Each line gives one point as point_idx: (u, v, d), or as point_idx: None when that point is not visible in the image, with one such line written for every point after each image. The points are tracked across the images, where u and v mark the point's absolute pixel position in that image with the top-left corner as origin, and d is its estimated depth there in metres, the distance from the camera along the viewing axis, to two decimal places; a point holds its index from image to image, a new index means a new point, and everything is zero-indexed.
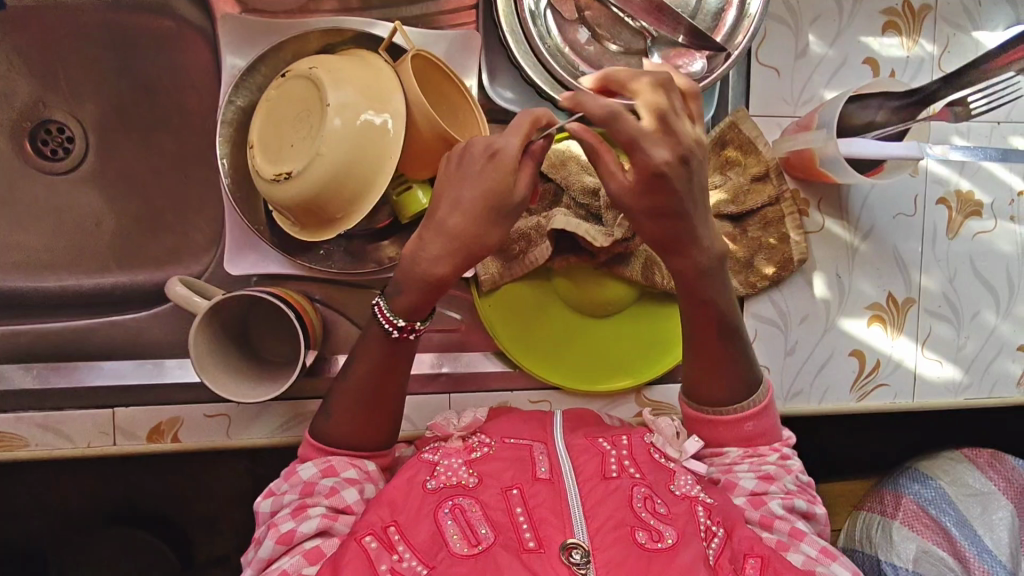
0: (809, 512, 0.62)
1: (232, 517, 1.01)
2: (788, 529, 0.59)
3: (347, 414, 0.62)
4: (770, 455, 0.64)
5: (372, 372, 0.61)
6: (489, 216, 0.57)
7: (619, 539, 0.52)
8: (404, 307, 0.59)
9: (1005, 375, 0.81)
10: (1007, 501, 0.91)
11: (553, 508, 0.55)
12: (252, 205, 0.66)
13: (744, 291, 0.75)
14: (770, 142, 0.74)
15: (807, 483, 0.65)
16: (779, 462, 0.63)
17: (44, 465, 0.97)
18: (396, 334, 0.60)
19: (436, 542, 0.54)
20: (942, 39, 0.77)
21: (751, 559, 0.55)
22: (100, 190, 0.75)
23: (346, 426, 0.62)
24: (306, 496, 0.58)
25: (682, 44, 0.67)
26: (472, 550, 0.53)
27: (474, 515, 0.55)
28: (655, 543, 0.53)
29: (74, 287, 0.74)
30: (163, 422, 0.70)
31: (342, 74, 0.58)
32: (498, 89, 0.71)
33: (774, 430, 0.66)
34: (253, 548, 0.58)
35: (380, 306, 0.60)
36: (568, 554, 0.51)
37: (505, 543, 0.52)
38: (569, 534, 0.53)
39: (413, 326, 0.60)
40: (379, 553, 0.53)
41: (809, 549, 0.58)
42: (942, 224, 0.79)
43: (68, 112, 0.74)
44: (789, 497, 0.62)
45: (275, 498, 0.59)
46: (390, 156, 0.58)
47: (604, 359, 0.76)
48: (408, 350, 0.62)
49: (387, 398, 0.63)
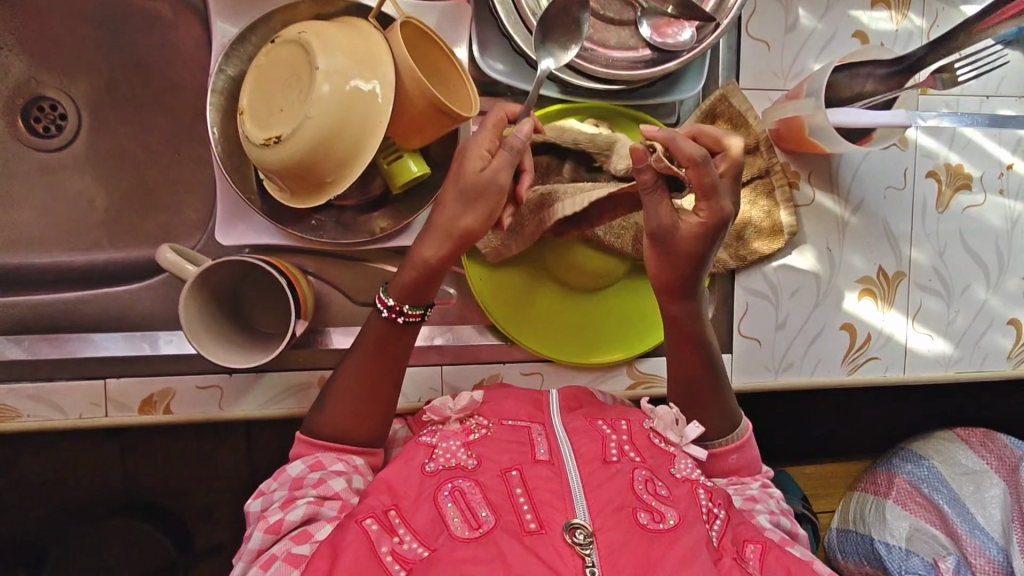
0: (793, 532, 0.65)
1: (229, 506, 1.01)
2: (780, 534, 0.61)
3: (342, 396, 0.63)
4: (754, 484, 0.67)
5: (371, 351, 0.63)
6: (463, 200, 0.59)
7: (621, 522, 0.52)
8: (398, 288, 0.62)
9: (995, 349, 0.81)
10: (1000, 479, 0.91)
11: (555, 489, 0.53)
12: (244, 174, 0.67)
13: (735, 264, 0.75)
14: (758, 114, 0.74)
15: (789, 510, 0.68)
16: (761, 490, 0.67)
17: (37, 450, 0.96)
18: (387, 313, 0.63)
19: (436, 525, 0.52)
20: (930, 12, 0.77)
21: (752, 544, 0.57)
22: (90, 166, 0.72)
23: (342, 406, 0.62)
24: (294, 490, 0.58)
25: (672, 14, 0.67)
26: (473, 533, 0.51)
27: (474, 497, 0.53)
28: (658, 524, 0.52)
29: (63, 262, 0.72)
30: (155, 393, 0.70)
31: (332, 39, 0.58)
32: (488, 60, 0.70)
33: (754, 465, 0.70)
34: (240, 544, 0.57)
35: (378, 292, 0.63)
36: (572, 534, 0.50)
37: (505, 526, 0.51)
38: (571, 514, 0.52)
39: (402, 308, 0.62)
40: (381, 535, 0.53)
41: (801, 548, 0.60)
42: (931, 198, 0.79)
43: (61, 89, 0.71)
44: (774, 514, 0.64)
45: (266, 497, 0.58)
46: (380, 123, 0.59)
47: (595, 332, 0.76)
48: (405, 338, 0.64)
49: (383, 385, 0.64)
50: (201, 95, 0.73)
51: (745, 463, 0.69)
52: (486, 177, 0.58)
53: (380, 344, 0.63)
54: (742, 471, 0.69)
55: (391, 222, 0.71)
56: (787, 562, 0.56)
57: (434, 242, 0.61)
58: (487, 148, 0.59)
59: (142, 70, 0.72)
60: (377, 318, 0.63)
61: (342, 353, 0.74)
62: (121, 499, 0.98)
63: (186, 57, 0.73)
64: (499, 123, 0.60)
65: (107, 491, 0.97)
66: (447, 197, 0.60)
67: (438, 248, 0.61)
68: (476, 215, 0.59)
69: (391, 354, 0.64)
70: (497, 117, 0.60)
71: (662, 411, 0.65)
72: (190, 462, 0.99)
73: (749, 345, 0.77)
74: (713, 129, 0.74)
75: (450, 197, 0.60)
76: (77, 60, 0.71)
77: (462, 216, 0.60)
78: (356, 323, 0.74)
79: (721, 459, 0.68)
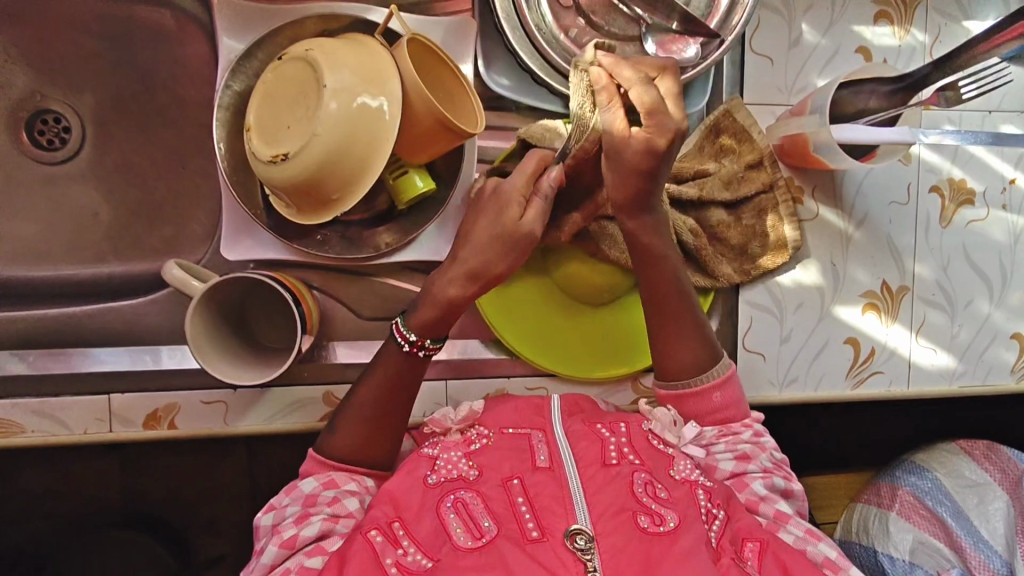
0: (787, 489, 0.63)
1: (230, 518, 1.00)
2: (773, 512, 0.60)
3: (352, 427, 0.61)
4: (744, 433, 0.64)
5: (389, 381, 0.63)
6: (497, 245, 0.61)
7: (621, 526, 0.52)
8: (419, 324, 0.62)
9: (1000, 363, 0.81)
10: (1004, 492, 0.91)
11: (556, 496, 0.54)
12: (250, 190, 0.67)
13: (739, 278, 0.75)
14: (763, 129, 0.75)
15: (783, 459, 0.66)
16: (753, 440, 0.64)
17: (38, 464, 0.96)
18: (408, 348, 0.62)
19: (439, 535, 0.53)
20: (933, 28, 0.78)
21: (750, 543, 0.55)
22: (95, 180, 0.72)
23: (357, 432, 0.61)
24: (308, 506, 0.57)
25: (676, 31, 0.67)
26: (476, 543, 0.51)
27: (476, 508, 0.54)
28: (658, 527, 0.52)
29: (68, 276, 0.72)
30: (160, 408, 0.70)
31: (339, 57, 0.58)
32: (494, 76, 0.72)
33: (741, 406, 0.66)
34: (253, 557, 0.57)
35: (397, 325, 0.63)
36: (574, 540, 0.50)
37: (507, 534, 0.51)
38: (571, 521, 0.52)
39: (423, 343, 0.62)
40: (385, 547, 0.52)
41: (796, 530, 0.59)
42: (935, 212, 0.79)
43: (66, 103, 0.71)
44: (767, 475, 0.63)
45: (277, 511, 0.58)
46: (387, 140, 0.59)
47: (603, 346, 0.76)
48: (419, 369, 0.64)
49: (394, 415, 0.63)
50: (207, 109, 0.73)
51: (730, 402, 0.66)
52: (524, 225, 0.60)
53: (397, 374, 0.63)
54: (729, 412, 0.65)
55: (396, 237, 0.71)
56: (785, 559, 0.54)
57: (461, 281, 0.61)
58: (521, 195, 0.61)
59: (148, 84, 0.72)
60: (395, 351, 0.63)
61: (346, 367, 0.73)
62: (123, 512, 0.97)
63: (191, 72, 0.73)
64: (536, 170, 0.61)
65: (109, 505, 0.97)
66: (476, 236, 0.61)
67: (465, 287, 0.61)
68: (504, 257, 0.61)
69: (408, 383, 0.63)
70: (533, 165, 0.61)
71: (659, 412, 0.64)
72: (192, 476, 0.98)
73: (753, 360, 0.77)
74: (717, 145, 0.74)
75: (481, 237, 0.61)
76: (83, 74, 0.72)
77: (492, 257, 0.61)
78: (361, 336, 0.74)
79: (703, 399, 0.65)
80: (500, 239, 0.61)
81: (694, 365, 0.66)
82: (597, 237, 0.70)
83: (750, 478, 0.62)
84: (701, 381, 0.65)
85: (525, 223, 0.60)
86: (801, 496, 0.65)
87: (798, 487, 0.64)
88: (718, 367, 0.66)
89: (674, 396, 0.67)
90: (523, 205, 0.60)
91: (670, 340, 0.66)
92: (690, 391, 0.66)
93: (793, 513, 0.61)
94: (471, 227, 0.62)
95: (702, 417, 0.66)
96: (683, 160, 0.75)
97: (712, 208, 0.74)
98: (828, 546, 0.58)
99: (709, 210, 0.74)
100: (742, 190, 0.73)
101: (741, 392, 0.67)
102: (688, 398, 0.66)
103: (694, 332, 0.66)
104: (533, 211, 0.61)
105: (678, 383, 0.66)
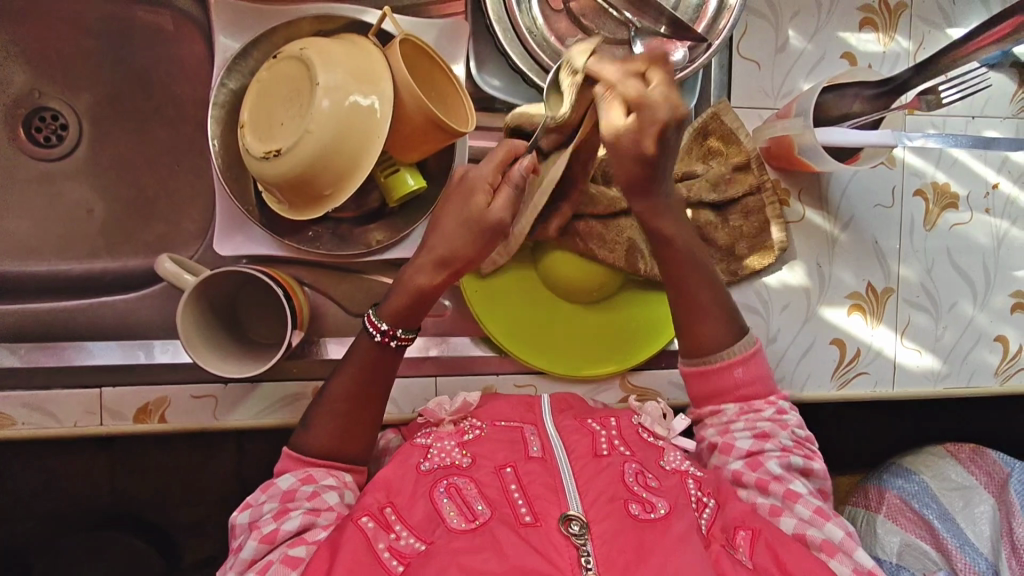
0: (806, 468, 0.64)
1: (220, 519, 1.00)
2: (783, 491, 0.60)
3: (327, 422, 0.62)
4: (766, 411, 0.65)
5: (357, 375, 0.63)
6: (466, 231, 0.62)
7: (612, 513, 0.52)
8: (391, 314, 0.63)
9: (983, 365, 0.82)
10: (989, 495, 0.91)
11: (548, 483, 0.54)
12: (243, 186, 0.68)
13: (726, 278, 0.76)
14: (750, 131, 0.76)
15: (805, 438, 0.66)
16: (774, 417, 0.65)
17: (30, 460, 0.96)
18: (379, 338, 0.63)
19: (432, 520, 0.53)
20: (917, 35, 0.79)
21: (742, 530, 0.56)
22: (91, 176, 0.73)
23: (329, 429, 0.62)
24: (286, 501, 0.58)
25: (664, 34, 0.68)
26: (470, 525, 0.52)
27: (469, 493, 0.54)
28: (649, 513, 0.53)
29: (62, 271, 0.73)
30: (150, 402, 0.69)
31: (332, 57, 0.59)
32: (485, 76, 0.73)
33: (765, 382, 0.66)
34: (231, 556, 0.56)
35: (368, 316, 0.63)
36: (568, 525, 0.51)
37: (501, 518, 0.52)
38: (564, 508, 0.52)
39: (395, 331, 0.63)
40: (377, 532, 0.53)
41: (803, 509, 0.59)
42: (919, 216, 0.80)
43: (65, 101, 0.73)
44: (784, 454, 0.63)
45: (253, 508, 0.58)
46: (377, 138, 0.60)
47: (589, 346, 0.77)
48: (391, 361, 0.64)
49: (367, 411, 0.63)
50: (202, 107, 0.74)
51: (754, 379, 0.66)
52: (490, 214, 0.61)
53: (367, 368, 0.63)
54: (751, 388, 0.66)
55: (387, 234, 0.72)
56: (776, 546, 0.55)
57: (430, 268, 0.62)
58: (489, 180, 0.62)
59: (143, 83, 0.73)
60: (366, 342, 0.64)
61: (336, 363, 0.74)
62: (110, 510, 0.97)
63: (187, 70, 0.74)
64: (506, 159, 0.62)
65: (98, 503, 0.97)
66: (443, 226, 0.62)
67: (434, 274, 0.63)
68: (468, 242, 0.62)
69: (379, 376, 0.64)
70: (502, 155, 0.62)
71: (648, 407, 0.66)
72: (182, 476, 0.99)
73: None
74: (706, 146, 0.76)
75: (449, 224, 0.62)
76: (81, 73, 0.73)
77: (459, 245, 0.62)
78: (350, 334, 0.75)
79: (724, 375, 0.66)
80: (466, 225, 0.62)
81: (720, 344, 0.66)
82: (584, 236, 0.71)
83: (766, 457, 0.62)
84: (726, 358, 0.65)
85: (493, 211, 0.61)
86: (821, 475, 0.65)
87: (818, 466, 0.64)
88: (744, 341, 0.66)
89: (698, 371, 0.67)
90: (490, 192, 0.62)
91: (693, 318, 0.66)
92: (715, 365, 0.66)
93: (804, 492, 0.61)
94: (438, 218, 0.63)
95: (726, 395, 0.66)
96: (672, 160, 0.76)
97: (699, 209, 0.75)
98: (835, 527, 0.58)
99: (697, 210, 0.75)
100: (728, 192, 0.74)
101: (766, 368, 0.67)
102: (712, 374, 0.66)
103: (717, 306, 0.66)
104: (501, 198, 0.61)
105: (701, 358, 0.66)
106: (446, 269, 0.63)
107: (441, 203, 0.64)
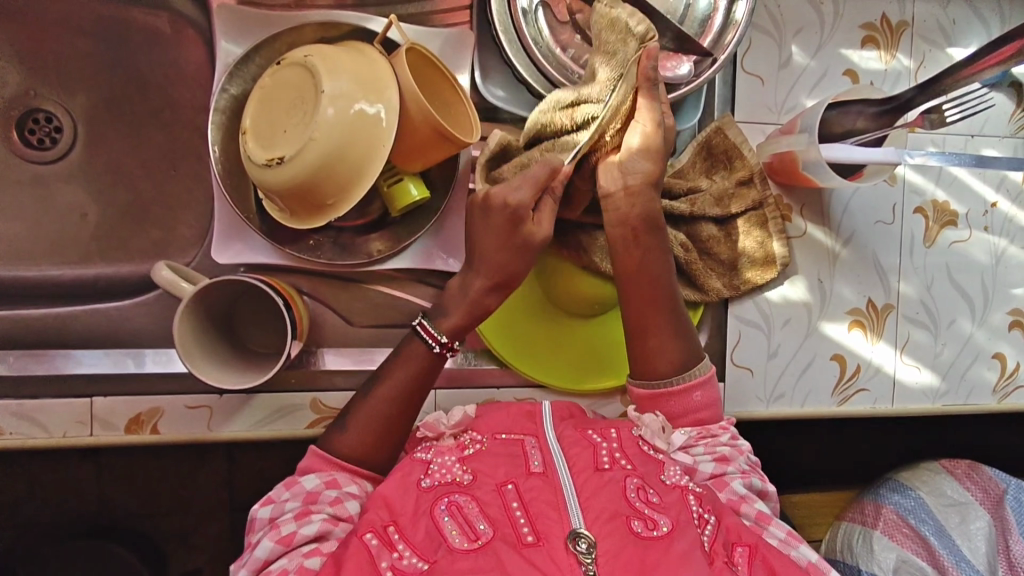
0: (764, 490, 0.64)
1: (208, 530, 0.98)
2: (755, 513, 0.60)
3: (363, 429, 0.61)
4: (722, 435, 0.65)
5: (405, 382, 0.63)
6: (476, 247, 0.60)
7: (615, 531, 0.51)
8: (450, 326, 0.63)
9: (981, 382, 0.82)
10: (985, 511, 0.92)
11: (550, 500, 0.53)
12: (242, 193, 0.67)
13: (728, 293, 0.75)
14: (753, 147, 0.76)
15: (756, 462, 0.67)
16: (731, 442, 0.65)
17: (14, 470, 0.93)
18: (438, 350, 0.63)
19: (434, 538, 0.52)
20: (918, 54, 0.80)
21: (740, 548, 0.56)
22: (84, 180, 0.71)
23: (366, 430, 0.61)
24: (309, 503, 0.56)
25: (669, 49, 0.69)
26: (472, 545, 0.51)
27: (471, 511, 0.53)
28: (651, 531, 0.52)
29: (52, 276, 0.71)
30: (143, 412, 0.69)
31: (338, 64, 0.58)
32: (490, 87, 0.72)
33: (716, 407, 0.67)
34: (246, 551, 0.55)
35: (425, 326, 0.63)
36: (575, 543, 0.50)
37: (503, 537, 0.51)
38: (568, 526, 0.51)
39: (452, 345, 0.63)
40: (380, 550, 0.52)
41: (778, 531, 0.60)
42: (918, 232, 0.81)
43: (59, 103, 0.71)
44: (745, 475, 0.64)
45: (275, 505, 0.57)
46: (384, 146, 0.59)
47: (589, 361, 0.76)
48: (439, 369, 0.64)
49: (398, 422, 0.63)
50: (203, 113, 0.73)
51: (709, 403, 0.66)
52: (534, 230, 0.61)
53: (419, 373, 0.63)
54: (705, 412, 0.66)
55: (388, 244, 0.71)
56: (774, 564, 0.55)
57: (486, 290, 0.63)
58: (530, 206, 0.60)
59: (142, 87, 0.72)
60: (423, 350, 0.63)
61: (335, 374, 0.73)
62: (94, 522, 0.94)
63: (186, 75, 0.73)
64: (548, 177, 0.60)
65: (83, 513, 0.94)
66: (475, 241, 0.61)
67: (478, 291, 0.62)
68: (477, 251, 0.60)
69: (426, 380, 0.64)
70: (544, 173, 0.60)
71: (647, 418, 0.64)
72: (170, 486, 0.96)
73: (741, 374, 0.77)
74: (710, 160, 0.75)
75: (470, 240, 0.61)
76: (77, 74, 0.71)
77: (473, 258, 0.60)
78: (349, 344, 0.73)
79: (683, 398, 0.65)
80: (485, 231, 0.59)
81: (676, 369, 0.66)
82: (589, 250, 0.71)
83: (730, 478, 0.63)
84: (683, 381, 0.65)
85: (539, 231, 0.61)
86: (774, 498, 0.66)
87: (773, 488, 0.65)
88: (701, 364, 0.66)
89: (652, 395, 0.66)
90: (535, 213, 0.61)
91: (646, 342, 0.66)
92: (672, 390, 0.65)
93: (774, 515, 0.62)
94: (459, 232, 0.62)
95: (680, 418, 0.66)
96: (679, 174, 0.75)
97: (703, 223, 0.75)
98: (809, 549, 0.59)
99: (701, 224, 0.75)
100: (733, 208, 0.74)
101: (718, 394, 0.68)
102: (671, 399, 0.65)
103: (668, 332, 0.66)
104: (547, 216, 0.61)
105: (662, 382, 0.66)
106: (502, 290, 0.64)
107: (469, 217, 0.62)
